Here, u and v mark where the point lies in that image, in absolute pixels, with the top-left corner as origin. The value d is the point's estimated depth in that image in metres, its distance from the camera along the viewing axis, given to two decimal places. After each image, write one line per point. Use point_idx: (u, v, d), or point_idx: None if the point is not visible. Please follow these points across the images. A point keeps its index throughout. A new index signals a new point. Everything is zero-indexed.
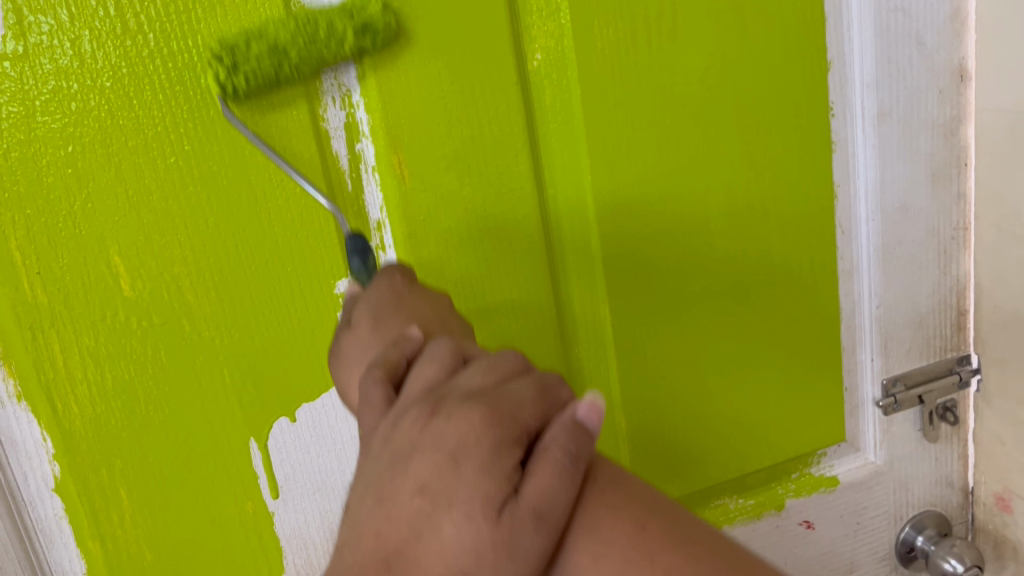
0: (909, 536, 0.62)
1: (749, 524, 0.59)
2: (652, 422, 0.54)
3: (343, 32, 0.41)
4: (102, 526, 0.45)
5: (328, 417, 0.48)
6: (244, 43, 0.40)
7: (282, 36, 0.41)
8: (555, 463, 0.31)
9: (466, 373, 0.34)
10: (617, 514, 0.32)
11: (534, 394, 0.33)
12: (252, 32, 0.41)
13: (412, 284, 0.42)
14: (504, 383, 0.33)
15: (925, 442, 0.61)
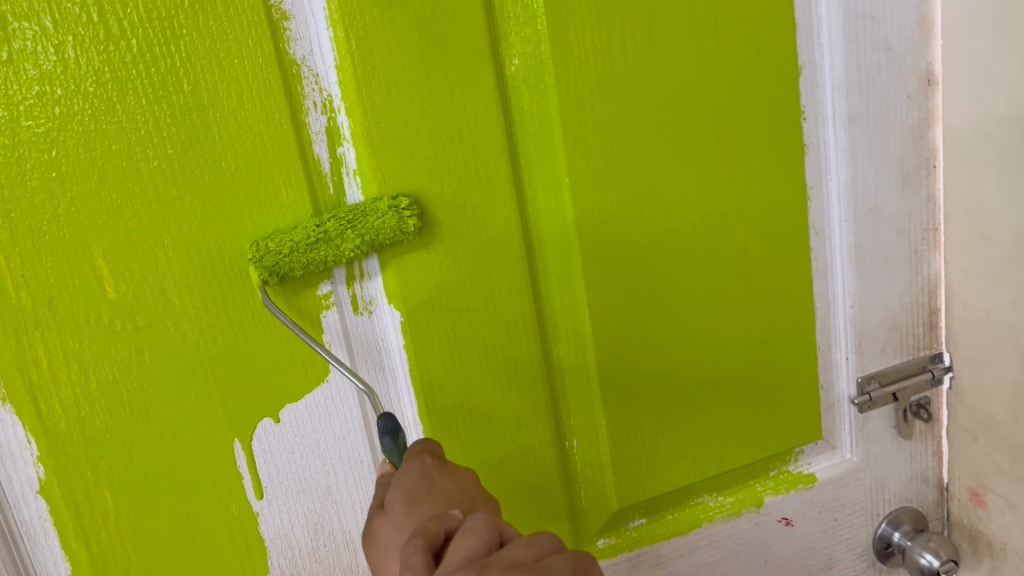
0: (885, 531, 0.63)
1: (729, 521, 0.59)
2: (632, 421, 0.55)
3: (383, 233, 0.45)
4: (87, 528, 0.46)
5: (312, 418, 0.48)
6: (289, 237, 0.44)
7: (328, 231, 0.44)
8: None
9: (507, 548, 0.34)
10: None
11: (573, 572, 0.33)
12: (301, 228, 0.44)
13: (438, 461, 0.42)
14: (543, 558, 0.34)
15: (900, 439, 0.62)
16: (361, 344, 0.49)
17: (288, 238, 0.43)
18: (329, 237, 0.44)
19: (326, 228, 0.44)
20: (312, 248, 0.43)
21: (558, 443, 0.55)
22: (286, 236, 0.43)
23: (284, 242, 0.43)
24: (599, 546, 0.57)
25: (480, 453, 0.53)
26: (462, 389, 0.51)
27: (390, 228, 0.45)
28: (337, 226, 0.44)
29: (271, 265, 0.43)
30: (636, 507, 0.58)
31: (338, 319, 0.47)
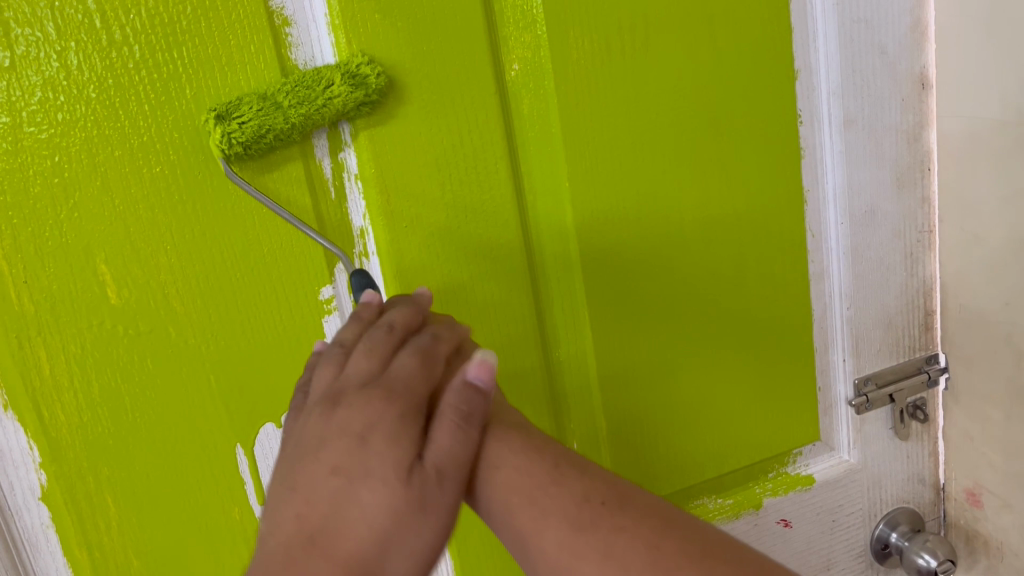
0: (884, 533, 0.64)
1: (728, 523, 0.60)
2: (632, 424, 0.56)
3: (326, 78, 0.43)
4: (89, 535, 0.46)
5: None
6: (248, 103, 0.42)
7: (281, 83, 0.43)
8: (449, 476, 0.36)
9: (400, 436, 0.36)
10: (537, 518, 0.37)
11: (449, 448, 0.37)
12: (262, 91, 0.42)
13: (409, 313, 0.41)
14: (425, 442, 0.36)
15: (897, 440, 0.63)
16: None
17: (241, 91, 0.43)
18: (292, 91, 0.42)
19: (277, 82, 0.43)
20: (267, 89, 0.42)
21: (558, 446, 0.55)
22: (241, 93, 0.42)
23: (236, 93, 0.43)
24: None
25: None
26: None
27: (338, 83, 0.43)
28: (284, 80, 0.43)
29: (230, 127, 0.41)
30: None
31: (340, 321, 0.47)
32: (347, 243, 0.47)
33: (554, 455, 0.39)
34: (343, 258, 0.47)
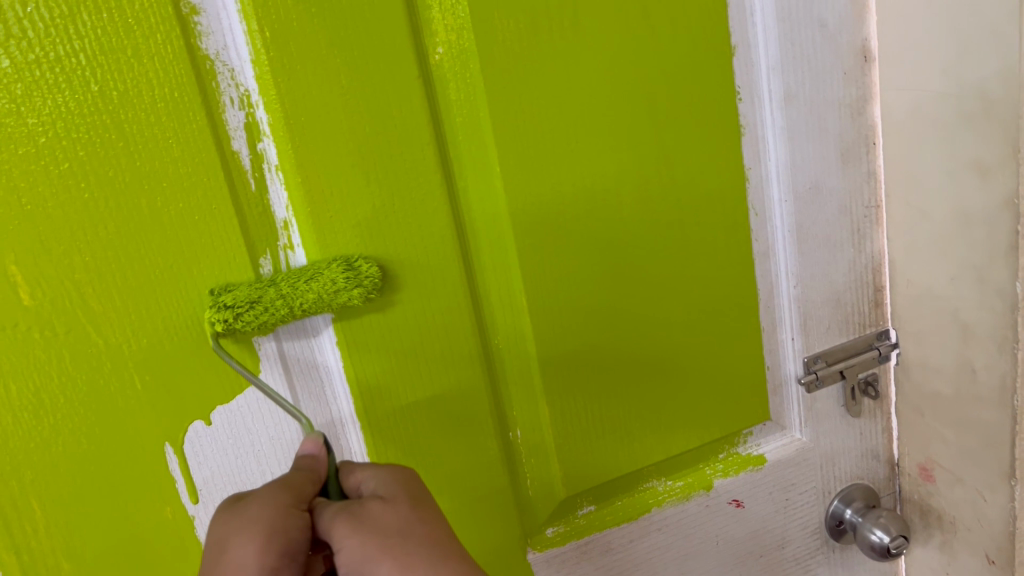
0: (838, 509, 0.64)
1: (679, 505, 0.59)
2: (577, 410, 0.55)
3: (333, 298, 0.45)
4: (17, 539, 0.45)
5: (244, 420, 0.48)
6: (250, 303, 0.44)
7: (295, 302, 0.44)
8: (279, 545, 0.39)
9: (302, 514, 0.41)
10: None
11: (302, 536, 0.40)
12: (262, 287, 0.44)
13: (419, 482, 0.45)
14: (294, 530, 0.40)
15: (849, 417, 0.62)
16: (298, 361, 0.48)
17: (249, 295, 0.44)
18: (294, 295, 0.44)
19: (288, 292, 0.44)
20: (278, 304, 0.44)
21: (502, 435, 0.54)
22: (249, 296, 0.44)
23: (245, 299, 0.44)
24: (547, 535, 0.57)
25: (423, 449, 0.52)
26: (419, 424, 0.51)
27: (341, 297, 0.45)
28: (294, 286, 0.44)
29: (227, 318, 0.44)
30: (584, 494, 0.58)
31: (274, 347, 0.47)
32: (270, 236, 0.46)
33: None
34: (267, 252, 0.46)
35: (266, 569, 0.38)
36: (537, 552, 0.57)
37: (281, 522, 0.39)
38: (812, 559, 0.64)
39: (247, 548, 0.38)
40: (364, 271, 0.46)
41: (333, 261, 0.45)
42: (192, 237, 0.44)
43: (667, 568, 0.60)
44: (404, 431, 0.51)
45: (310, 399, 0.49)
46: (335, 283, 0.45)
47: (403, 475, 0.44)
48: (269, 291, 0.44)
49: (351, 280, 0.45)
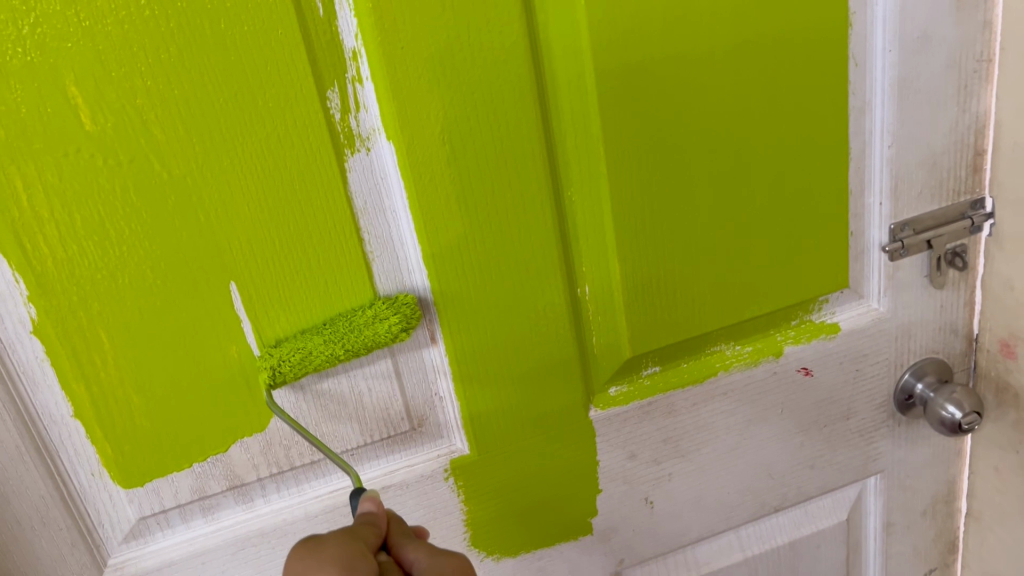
0: (908, 382, 0.62)
1: (746, 370, 0.58)
2: (650, 268, 0.53)
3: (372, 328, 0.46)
4: (85, 370, 0.45)
5: (312, 250, 0.46)
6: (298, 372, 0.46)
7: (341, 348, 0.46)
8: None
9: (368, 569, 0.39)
10: None
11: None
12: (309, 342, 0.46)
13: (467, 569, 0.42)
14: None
15: (931, 288, 0.60)
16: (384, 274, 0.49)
17: (297, 364, 0.46)
18: (337, 356, 0.46)
19: (337, 339, 0.46)
20: (325, 365, 0.46)
21: (569, 291, 0.53)
22: (296, 357, 0.46)
23: (294, 365, 0.46)
24: (610, 394, 0.57)
25: (492, 301, 0.51)
26: (487, 273, 0.50)
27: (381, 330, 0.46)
28: (341, 336, 0.46)
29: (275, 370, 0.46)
30: (650, 354, 0.56)
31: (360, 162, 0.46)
32: (338, 67, 0.43)
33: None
34: (334, 84, 0.44)
35: None
36: (599, 410, 0.56)
37: (359, 563, 0.39)
38: (876, 431, 0.63)
39: None
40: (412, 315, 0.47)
41: (373, 309, 0.47)
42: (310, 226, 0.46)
43: (728, 433, 0.60)
44: (472, 279, 0.50)
45: (412, 379, 0.52)
46: (387, 335, 0.46)
47: (459, 557, 0.43)
48: (315, 340, 0.46)
49: (397, 334, 0.46)
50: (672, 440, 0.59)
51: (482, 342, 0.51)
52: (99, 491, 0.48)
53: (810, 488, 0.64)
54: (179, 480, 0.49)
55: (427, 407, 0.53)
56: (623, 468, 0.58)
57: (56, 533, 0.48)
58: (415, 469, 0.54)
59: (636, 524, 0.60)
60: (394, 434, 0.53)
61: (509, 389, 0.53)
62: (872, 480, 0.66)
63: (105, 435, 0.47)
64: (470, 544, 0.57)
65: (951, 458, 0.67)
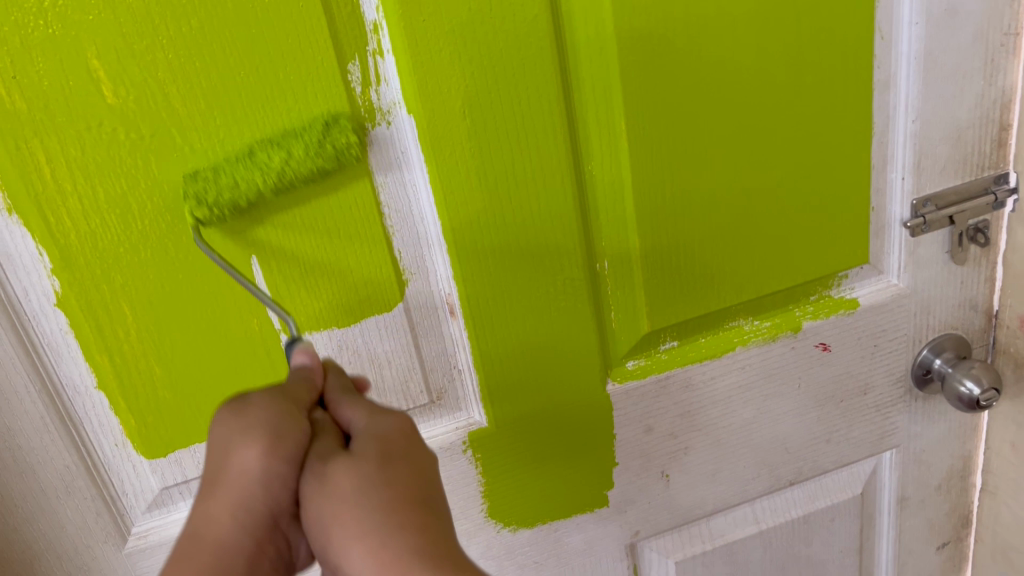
0: (926, 358, 0.62)
1: (764, 346, 0.58)
2: (670, 243, 0.53)
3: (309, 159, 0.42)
4: (108, 342, 0.45)
5: (338, 243, 0.47)
6: (223, 188, 0.42)
7: (270, 170, 0.42)
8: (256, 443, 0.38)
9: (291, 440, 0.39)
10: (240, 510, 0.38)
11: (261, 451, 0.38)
12: (236, 165, 0.42)
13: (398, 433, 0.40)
14: (235, 449, 0.38)
15: (952, 264, 0.59)
16: (405, 252, 0.49)
17: (222, 192, 0.42)
18: (265, 171, 0.42)
19: (266, 172, 0.42)
20: (253, 171, 0.42)
21: (588, 266, 0.52)
22: (219, 174, 0.42)
23: (220, 193, 0.42)
24: (628, 368, 0.57)
25: (512, 275, 0.51)
26: (507, 247, 0.50)
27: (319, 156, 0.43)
28: (273, 159, 0.42)
29: (200, 212, 0.42)
30: (668, 329, 0.56)
31: (383, 133, 0.45)
32: (359, 40, 0.43)
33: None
34: (355, 57, 0.43)
35: (268, 472, 0.38)
36: (616, 384, 0.56)
37: (284, 432, 0.39)
38: (893, 407, 0.63)
39: (248, 452, 0.38)
40: (341, 134, 0.43)
41: (309, 132, 0.43)
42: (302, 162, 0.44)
43: (745, 408, 0.60)
44: (491, 253, 0.49)
45: (431, 351, 0.52)
46: (307, 150, 0.42)
47: (399, 419, 0.41)
48: (245, 169, 0.42)
49: (320, 152, 0.43)
50: (689, 414, 0.59)
51: (501, 317, 0.52)
52: (122, 461, 0.49)
53: (826, 462, 0.64)
54: (201, 451, 0.49)
55: (446, 380, 0.54)
56: (640, 442, 0.58)
57: (82, 502, 0.49)
58: (435, 441, 0.54)
59: (652, 497, 0.61)
60: (413, 407, 0.53)
61: (527, 362, 0.54)
62: (888, 456, 0.66)
63: (128, 407, 0.47)
64: (488, 515, 0.58)
65: (968, 434, 0.67)
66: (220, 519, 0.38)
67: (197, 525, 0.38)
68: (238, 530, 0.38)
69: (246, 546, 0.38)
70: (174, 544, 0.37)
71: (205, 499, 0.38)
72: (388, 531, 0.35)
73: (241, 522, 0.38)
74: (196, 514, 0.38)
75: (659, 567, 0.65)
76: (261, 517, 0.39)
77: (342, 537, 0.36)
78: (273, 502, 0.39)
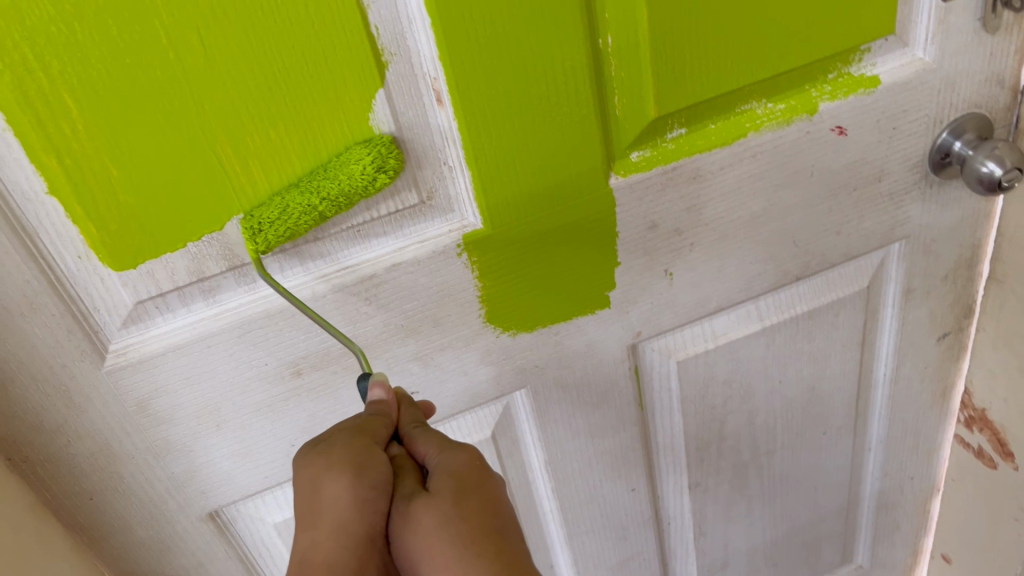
0: (946, 141, 0.58)
1: (778, 131, 0.54)
2: (678, 13, 0.47)
3: (361, 191, 0.44)
4: (55, 141, 0.40)
5: (312, 29, 0.41)
6: (280, 225, 0.44)
7: (329, 209, 0.44)
8: (346, 481, 0.42)
9: (376, 471, 0.43)
10: (342, 523, 0.42)
11: (348, 485, 0.42)
12: (288, 205, 0.44)
13: (471, 481, 0.43)
14: (325, 484, 0.42)
15: (982, 34, 0.54)
16: (384, 28, 0.43)
17: (284, 233, 0.44)
18: (322, 216, 0.45)
19: (324, 207, 0.44)
20: (309, 219, 0.44)
21: (589, 42, 0.47)
22: (275, 210, 0.44)
23: (279, 227, 0.44)
24: (632, 160, 0.52)
25: (503, 55, 0.45)
26: (498, 20, 0.44)
27: (373, 190, 0.45)
28: (325, 186, 0.44)
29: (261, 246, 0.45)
30: (675, 116, 0.52)
31: None
32: None
33: None
34: None
35: (360, 501, 0.42)
36: (620, 178, 0.52)
37: (368, 461, 0.42)
38: (907, 194, 0.60)
39: (339, 485, 0.42)
40: (388, 159, 0.45)
41: (358, 157, 0.44)
42: (324, 124, 0.44)
43: (754, 199, 0.56)
44: (482, 30, 0.44)
45: (419, 149, 0.47)
46: (360, 184, 0.44)
47: (467, 454, 0.44)
48: (296, 197, 0.44)
49: (371, 180, 0.44)
50: (695, 209, 0.55)
51: (494, 103, 0.46)
52: (89, 275, 0.45)
53: (834, 255, 0.62)
54: (174, 261, 0.46)
55: (436, 177, 0.49)
56: (643, 239, 0.55)
57: (49, 320, 0.45)
58: (427, 245, 0.50)
59: (655, 297, 0.58)
60: (403, 208, 0.49)
61: (526, 156, 0.49)
62: (896, 247, 0.64)
63: (87, 214, 0.42)
64: (486, 322, 0.55)
65: (980, 221, 0.64)
66: (323, 545, 0.41)
67: (304, 551, 0.41)
68: (343, 551, 0.41)
69: (353, 565, 0.41)
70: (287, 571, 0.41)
71: (308, 529, 0.42)
72: (470, 564, 0.41)
73: (346, 545, 0.42)
74: (302, 544, 0.42)
75: (661, 366, 0.63)
76: (360, 537, 0.42)
77: (429, 567, 0.41)
78: (371, 527, 0.43)
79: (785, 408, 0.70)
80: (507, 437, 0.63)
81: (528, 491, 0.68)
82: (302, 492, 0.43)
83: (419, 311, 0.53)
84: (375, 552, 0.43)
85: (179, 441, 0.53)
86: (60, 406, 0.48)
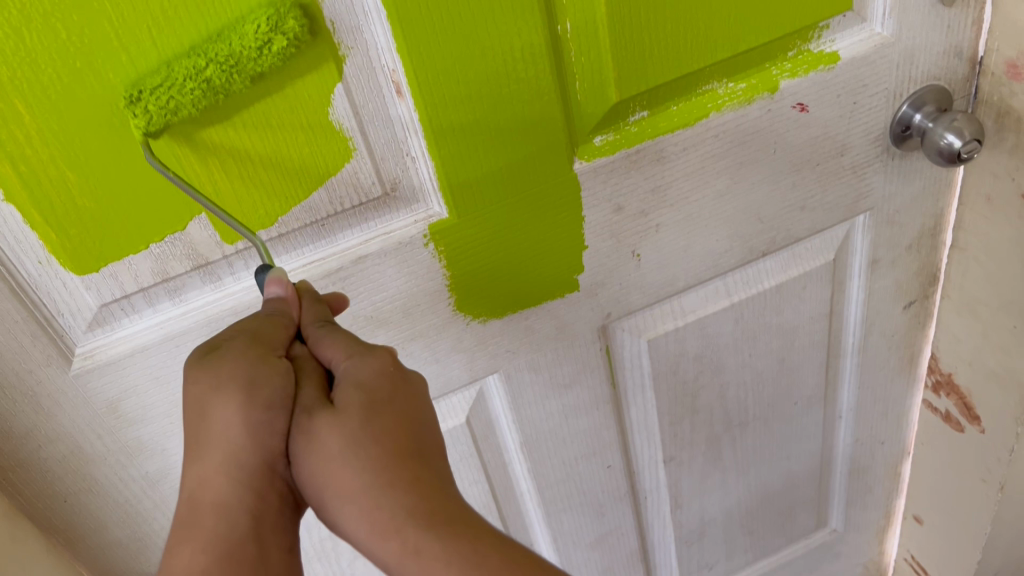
0: (906, 114, 0.58)
1: (739, 111, 0.54)
2: None
3: None
4: (8, 149, 0.39)
5: None
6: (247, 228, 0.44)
7: None
8: (235, 403, 0.39)
9: (269, 393, 0.40)
10: (234, 454, 0.39)
11: (240, 414, 0.39)
12: None
13: (381, 395, 0.41)
14: (214, 409, 0.39)
15: (939, 7, 0.54)
16: (340, 22, 0.42)
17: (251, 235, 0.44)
18: None
19: None
20: None
21: (547, 28, 0.47)
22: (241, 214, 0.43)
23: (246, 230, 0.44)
24: (595, 144, 0.52)
25: (461, 43, 0.45)
26: (455, 9, 0.43)
27: None
28: None
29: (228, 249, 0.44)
30: (637, 99, 0.52)
31: None
32: None
33: (417, 539, 0.36)
34: None
35: (253, 425, 0.40)
36: (584, 163, 0.52)
37: (261, 379, 0.40)
38: (869, 166, 0.61)
39: (228, 410, 0.39)
40: (284, 19, 0.39)
41: None
42: (215, 2, 0.39)
43: (717, 178, 0.56)
44: (441, 20, 0.43)
45: (382, 140, 0.47)
46: (250, 49, 0.39)
47: (377, 360, 0.42)
48: None
49: (264, 43, 0.39)
50: (660, 190, 0.55)
51: (454, 92, 0.46)
52: (51, 280, 0.44)
53: (800, 229, 0.62)
54: (137, 262, 0.45)
55: (400, 168, 0.49)
56: (609, 222, 0.55)
57: (13, 326, 0.45)
58: (394, 236, 0.50)
59: (624, 278, 0.59)
60: (367, 201, 0.49)
61: (489, 144, 0.49)
62: (861, 219, 0.64)
63: (45, 220, 0.42)
64: (456, 309, 0.55)
65: (941, 190, 0.65)
66: (213, 481, 0.39)
67: (192, 487, 0.39)
68: (235, 484, 0.39)
69: (246, 497, 0.39)
70: (176, 511, 0.39)
71: (195, 460, 0.40)
72: (382, 494, 0.38)
73: (238, 478, 0.39)
74: (189, 479, 0.39)
75: (632, 346, 0.64)
76: (253, 466, 0.40)
77: (336, 497, 0.39)
78: (267, 455, 0.40)
79: (755, 380, 0.71)
80: (481, 421, 0.64)
81: (504, 472, 0.68)
82: (189, 417, 0.40)
83: (388, 302, 0.53)
84: (275, 478, 0.41)
85: (152, 439, 0.53)
86: (30, 411, 0.48)
